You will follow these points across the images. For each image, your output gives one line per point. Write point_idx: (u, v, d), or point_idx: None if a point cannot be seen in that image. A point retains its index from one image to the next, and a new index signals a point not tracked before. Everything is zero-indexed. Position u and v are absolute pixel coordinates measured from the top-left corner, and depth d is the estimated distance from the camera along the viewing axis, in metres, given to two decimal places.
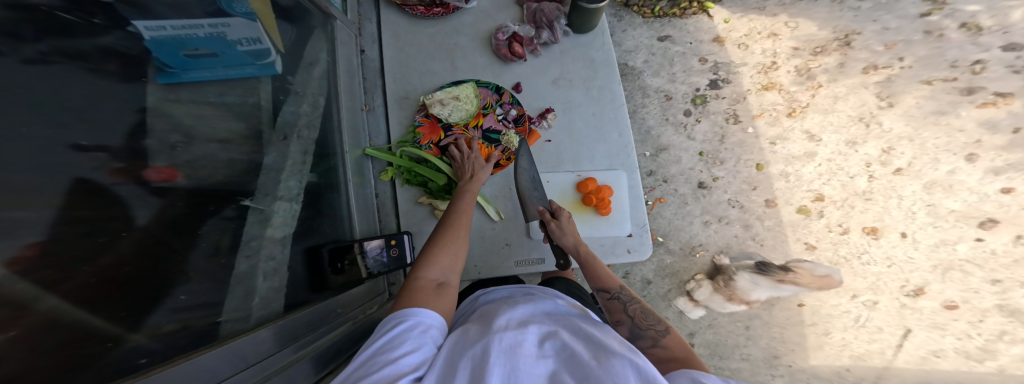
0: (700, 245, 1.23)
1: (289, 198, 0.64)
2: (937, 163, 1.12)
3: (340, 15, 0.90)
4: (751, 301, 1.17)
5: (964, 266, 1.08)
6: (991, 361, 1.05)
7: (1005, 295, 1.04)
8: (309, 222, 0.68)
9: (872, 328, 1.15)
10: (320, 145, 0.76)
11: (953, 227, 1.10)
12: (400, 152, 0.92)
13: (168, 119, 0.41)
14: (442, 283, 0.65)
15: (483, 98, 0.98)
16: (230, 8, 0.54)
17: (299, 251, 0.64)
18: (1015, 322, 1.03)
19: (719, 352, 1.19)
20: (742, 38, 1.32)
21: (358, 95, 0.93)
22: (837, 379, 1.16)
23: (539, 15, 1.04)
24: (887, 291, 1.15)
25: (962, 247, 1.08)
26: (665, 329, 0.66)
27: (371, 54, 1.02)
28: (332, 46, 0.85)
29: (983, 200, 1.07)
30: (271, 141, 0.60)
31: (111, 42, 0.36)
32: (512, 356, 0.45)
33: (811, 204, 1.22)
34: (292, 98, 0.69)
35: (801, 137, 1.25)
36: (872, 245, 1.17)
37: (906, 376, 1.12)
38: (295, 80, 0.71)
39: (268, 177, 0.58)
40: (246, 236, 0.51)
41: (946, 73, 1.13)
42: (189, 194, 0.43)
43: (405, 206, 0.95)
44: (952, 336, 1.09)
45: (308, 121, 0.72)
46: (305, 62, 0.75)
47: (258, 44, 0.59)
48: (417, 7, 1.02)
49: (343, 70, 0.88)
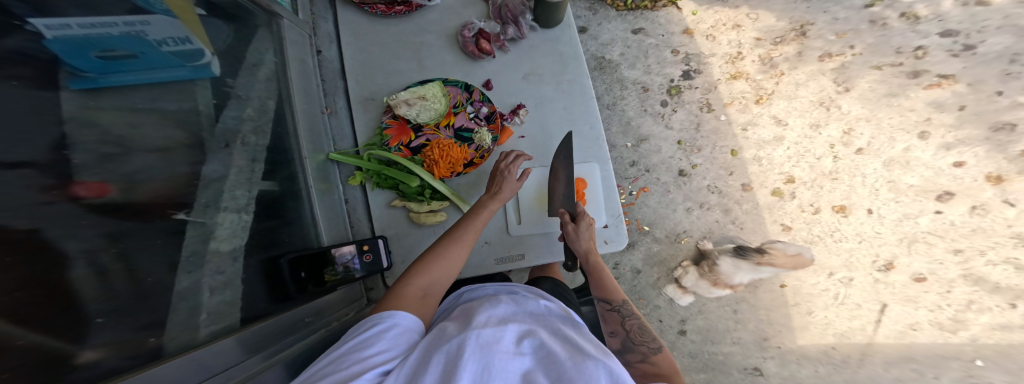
0: (684, 232, 1.24)
1: (236, 209, 0.55)
2: (894, 142, 1.19)
3: (288, 14, 0.81)
4: (734, 285, 1.17)
5: (927, 237, 1.14)
6: (964, 331, 1.10)
7: (967, 265, 1.10)
8: (264, 231, 0.61)
9: (851, 305, 1.17)
10: (274, 151, 0.69)
11: (913, 201, 1.16)
12: (367, 156, 0.88)
13: (95, 129, 0.35)
14: (429, 293, 0.62)
15: (453, 97, 0.93)
16: (149, 5, 0.47)
17: (256, 262, 0.58)
18: (979, 290, 1.09)
19: (710, 337, 1.20)
20: (710, 29, 1.31)
21: (317, 98, 0.86)
22: (825, 358, 1.17)
23: (504, 10, 0.99)
24: (861, 268, 1.18)
25: (923, 220, 1.15)
26: (656, 347, 0.65)
27: (329, 55, 0.95)
28: (281, 45, 0.77)
29: (938, 174, 1.15)
30: (213, 151, 0.52)
31: (20, 45, 0.30)
32: (487, 352, 0.42)
33: (784, 186, 1.25)
34: (234, 103, 0.60)
35: (769, 122, 1.26)
36: (842, 223, 1.20)
37: (887, 351, 1.15)
38: (237, 83, 0.62)
39: (208, 188, 0.50)
40: (189, 250, 0.44)
41: (893, 58, 1.20)
42: (126, 212, 0.37)
43: (378, 210, 0.90)
44: (924, 308, 1.14)
45: (252, 126, 0.63)
46: (247, 64, 0.66)
47: (188, 44, 0.52)
48: (377, 6, 0.95)
49: (297, 71, 0.80)
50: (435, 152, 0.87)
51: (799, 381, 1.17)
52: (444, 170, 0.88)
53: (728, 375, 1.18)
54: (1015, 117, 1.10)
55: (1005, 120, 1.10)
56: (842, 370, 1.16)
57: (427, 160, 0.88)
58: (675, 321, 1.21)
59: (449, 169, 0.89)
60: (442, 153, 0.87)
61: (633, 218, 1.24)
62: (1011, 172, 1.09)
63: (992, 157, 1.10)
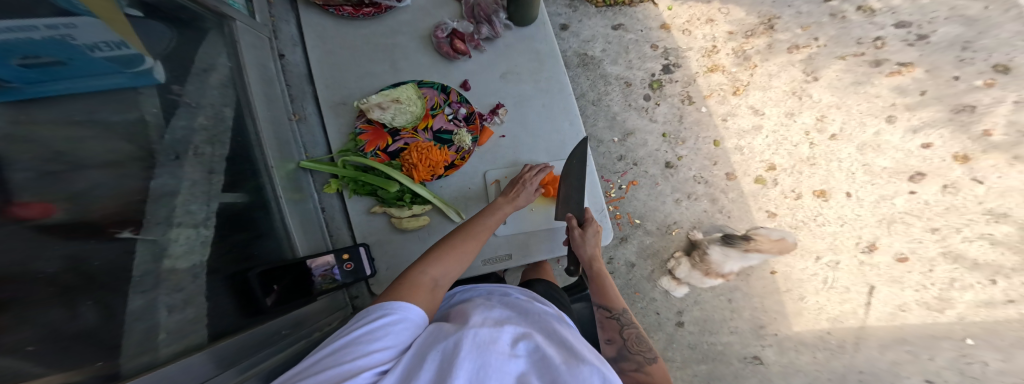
0: (675, 223, 1.25)
1: (191, 224, 0.50)
2: (865, 127, 1.22)
3: (244, 17, 0.76)
4: (726, 274, 1.18)
5: (904, 218, 1.15)
6: (951, 309, 1.09)
7: (944, 243, 1.11)
8: (233, 243, 0.57)
9: (840, 288, 1.16)
10: (235, 162, 0.63)
11: (888, 183, 1.18)
12: (342, 162, 0.84)
13: (38, 145, 0.32)
14: (439, 285, 0.59)
15: (430, 99, 0.90)
16: (71, 6, 0.41)
17: (221, 278, 0.53)
18: (960, 268, 1.09)
19: (708, 327, 1.18)
20: (684, 24, 1.36)
21: (282, 105, 0.81)
22: (821, 344, 1.15)
23: (476, 9, 0.97)
24: (846, 250, 1.17)
25: (898, 201, 1.16)
26: (653, 357, 0.65)
27: (294, 59, 0.92)
28: (236, 49, 0.71)
29: (908, 156, 1.18)
30: (163, 164, 0.47)
31: None
32: (483, 351, 0.40)
33: (766, 173, 1.25)
34: (184, 111, 0.54)
35: (747, 112, 1.29)
36: (823, 207, 1.20)
37: (880, 334, 1.12)
38: (186, 89, 0.56)
39: (159, 202, 0.45)
40: (140, 269, 0.40)
41: (855, 49, 1.26)
42: (67, 233, 0.33)
43: (357, 218, 0.86)
44: (911, 288, 1.12)
45: (206, 137, 0.57)
46: (197, 68, 0.59)
47: (126, 48, 0.47)
48: (345, 8, 0.93)
49: (257, 76, 0.75)
50: (414, 155, 0.83)
51: (798, 368, 1.14)
52: (424, 173, 0.84)
53: (728, 365, 1.16)
54: (975, 98, 1.15)
55: (966, 102, 1.15)
56: (840, 355, 1.13)
57: (405, 164, 0.84)
58: (672, 313, 1.20)
59: (429, 172, 0.85)
60: (423, 155, 0.83)
61: (624, 211, 1.25)
62: (976, 151, 1.13)
63: (957, 138, 1.15)
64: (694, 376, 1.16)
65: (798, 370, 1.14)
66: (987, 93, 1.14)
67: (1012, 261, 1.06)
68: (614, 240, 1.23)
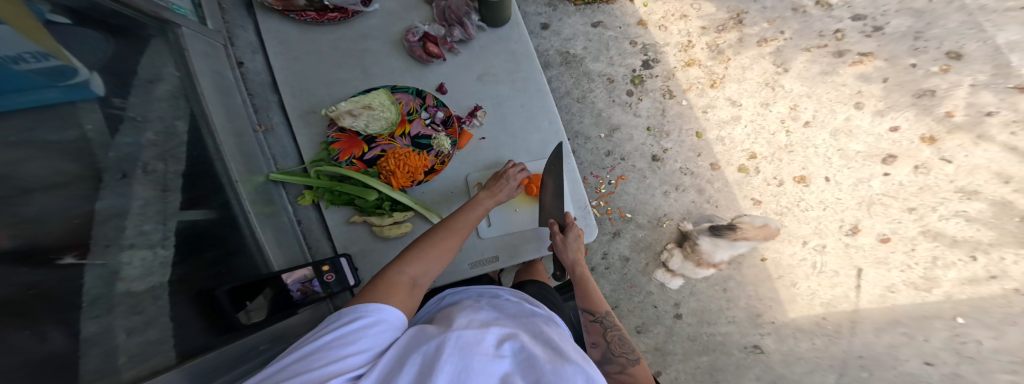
0: (665, 215, 1.25)
1: (146, 245, 0.46)
2: (835, 113, 1.24)
3: (195, 26, 0.72)
4: (717, 263, 1.17)
5: (882, 199, 1.17)
6: (938, 288, 1.10)
7: (922, 222, 1.13)
8: (195, 261, 0.54)
9: (829, 272, 1.17)
10: (194, 177, 0.58)
11: (863, 166, 1.21)
12: (315, 172, 0.81)
13: None
14: (418, 284, 0.57)
15: (405, 104, 0.87)
16: None
17: (184, 299, 0.50)
18: (940, 245, 1.11)
19: (707, 318, 1.18)
20: (660, 20, 1.38)
21: (244, 115, 0.78)
22: (818, 330, 1.14)
23: (447, 12, 0.95)
24: (830, 234, 1.19)
25: (875, 183, 1.19)
26: (635, 357, 0.64)
27: (255, 67, 0.87)
28: (185, 58, 0.66)
29: (879, 139, 1.21)
30: (110, 185, 0.44)
31: None
32: (466, 352, 0.38)
33: (748, 162, 1.26)
34: (130, 127, 0.49)
35: (725, 104, 1.30)
36: (805, 192, 1.22)
37: (874, 316, 1.12)
38: (130, 102, 0.51)
39: (106, 223, 0.41)
40: (90, 295, 0.36)
41: (817, 41, 1.29)
42: (23, 255, 0.31)
43: (337, 229, 0.83)
44: (896, 269, 1.14)
45: (157, 152, 0.52)
46: (141, 78, 0.54)
47: (47, 60, 0.39)
48: (307, 13, 0.89)
49: (212, 86, 0.71)
50: (391, 162, 0.80)
51: (799, 355, 1.14)
52: (402, 179, 0.81)
53: (729, 356, 1.15)
54: (934, 83, 1.19)
55: (926, 88, 1.19)
56: (838, 341, 1.13)
57: (383, 172, 0.81)
58: (670, 305, 1.20)
59: (409, 178, 0.82)
60: (400, 161, 0.81)
61: (615, 206, 1.26)
62: (941, 132, 1.17)
63: (921, 120, 1.19)
64: (696, 368, 1.15)
65: (799, 358, 1.13)
66: (944, 78, 1.18)
67: (987, 237, 1.09)
68: (607, 234, 1.24)
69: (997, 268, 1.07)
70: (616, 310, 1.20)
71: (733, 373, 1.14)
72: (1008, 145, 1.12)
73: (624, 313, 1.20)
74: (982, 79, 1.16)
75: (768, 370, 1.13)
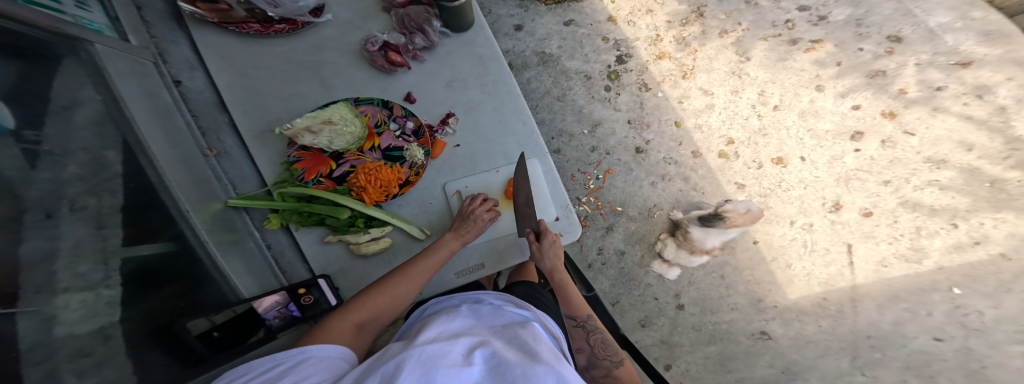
0: (655, 206, 1.25)
1: (85, 287, 0.42)
2: (799, 96, 1.27)
3: (115, 42, 0.63)
4: (710, 250, 1.17)
5: (858, 174, 1.20)
6: (927, 259, 1.12)
7: (898, 194, 1.17)
8: (151, 297, 0.50)
9: (821, 250, 1.17)
10: (136, 211, 0.53)
11: (835, 144, 1.23)
12: (279, 195, 0.75)
13: None
14: (364, 329, 0.58)
15: (371, 117, 0.82)
16: None
17: (141, 336, 0.47)
18: (920, 215, 1.15)
19: (709, 307, 1.17)
20: (628, 16, 1.40)
21: (190, 139, 0.72)
22: (820, 311, 1.13)
23: (406, 19, 0.90)
24: (815, 212, 1.19)
25: (849, 159, 1.21)
26: (619, 359, 0.68)
27: (195, 85, 0.81)
28: (106, 80, 0.56)
29: (844, 117, 1.24)
30: (33, 225, 0.38)
31: None
32: (430, 367, 0.34)
33: (727, 148, 1.27)
34: (50, 162, 0.43)
35: (699, 94, 1.31)
36: (784, 173, 1.23)
37: (874, 293, 1.12)
38: (45, 134, 0.43)
39: (34, 270, 0.36)
40: (27, 341, 0.33)
41: (772, 31, 1.32)
42: None
43: (311, 250, 0.76)
44: (884, 242, 1.15)
45: (85, 186, 0.46)
46: (54, 105, 0.46)
47: None
48: (250, 25, 0.86)
49: (146, 110, 0.63)
50: (361, 177, 0.74)
51: (807, 339, 1.12)
52: (375, 195, 0.75)
53: (737, 344, 1.13)
54: (883, 64, 1.25)
55: (876, 69, 1.25)
56: (842, 321, 1.11)
57: (354, 188, 0.76)
58: (670, 296, 1.19)
59: (382, 192, 0.76)
60: (371, 176, 0.74)
61: (605, 201, 1.25)
62: (900, 107, 1.22)
63: (879, 97, 1.24)
64: (706, 359, 1.13)
65: (808, 342, 1.11)
66: (891, 59, 1.24)
67: (964, 204, 1.14)
68: (600, 230, 1.23)
69: (978, 233, 1.12)
70: (618, 305, 1.19)
71: (744, 362, 1.12)
72: (962, 114, 1.19)
73: (626, 308, 1.19)
74: (925, 58, 1.24)
75: (778, 356, 1.11)
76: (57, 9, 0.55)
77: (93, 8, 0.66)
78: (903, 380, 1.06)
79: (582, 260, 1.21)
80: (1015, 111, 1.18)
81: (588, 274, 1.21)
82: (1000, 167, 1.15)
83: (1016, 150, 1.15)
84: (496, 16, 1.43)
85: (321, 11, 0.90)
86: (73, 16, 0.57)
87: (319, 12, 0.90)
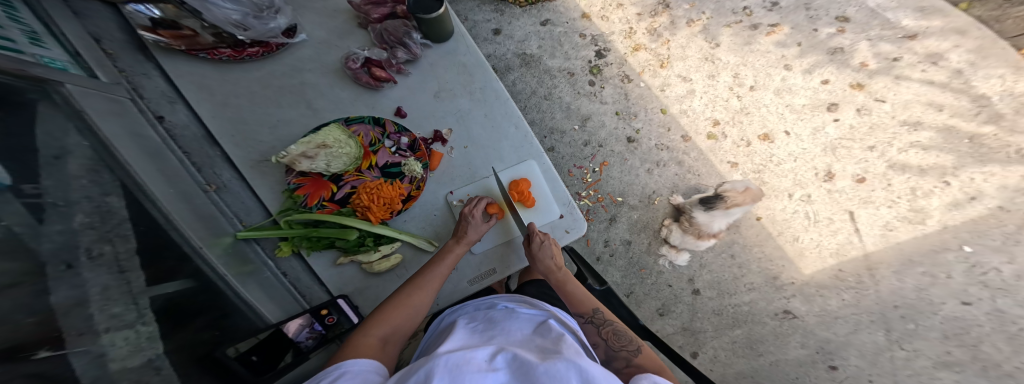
0: (654, 192, 1.25)
1: (123, 325, 0.41)
2: (772, 75, 1.29)
3: (84, 80, 0.60)
4: (716, 233, 1.17)
5: (843, 143, 1.22)
6: (930, 219, 1.14)
7: (885, 157, 1.19)
8: (184, 332, 0.49)
9: (825, 220, 1.18)
10: (153, 253, 0.51)
11: (814, 116, 1.25)
12: (286, 223, 0.71)
13: None
14: (390, 342, 0.55)
15: (364, 136, 0.79)
16: None
17: (190, 365, 0.47)
18: (910, 176, 1.17)
19: (725, 289, 1.16)
20: (602, 11, 1.41)
21: (188, 176, 0.70)
22: (836, 283, 1.13)
23: (385, 35, 0.89)
24: (810, 183, 1.20)
25: (830, 130, 1.23)
26: (635, 348, 0.63)
27: (178, 119, 0.78)
28: (88, 123, 0.53)
29: (817, 92, 1.26)
30: (56, 276, 0.36)
31: None
32: (456, 374, 0.33)
33: (713, 129, 1.28)
34: (58, 212, 0.41)
35: (679, 81, 1.33)
36: (773, 149, 1.24)
37: (886, 259, 1.13)
38: (44, 186, 0.41)
39: (70, 315, 0.36)
40: (89, 376, 0.34)
41: (733, 18, 1.35)
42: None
43: (324, 273, 0.74)
44: (884, 206, 1.17)
45: (97, 234, 0.44)
46: (43, 156, 0.43)
47: None
48: (221, 50, 0.84)
49: (137, 151, 0.60)
50: (363, 196, 0.72)
51: (834, 314, 1.11)
52: (380, 212, 0.73)
53: (763, 325, 1.13)
54: (839, 42, 1.29)
55: (834, 46, 1.29)
56: (865, 292, 1.11)
57: (358, 208, 0.73)
58: (685, 282, 1.18)
59: (387, 209, 0.74)
60: (373, 194, 0.73)
61: (605, 193, 1.25)
62: (864, 79, 1.25)
63: (842, 72, 1.27)
64: (733, 343, 1.13)
65: (836, 317, 1.11)
66: (845, 36, 1.29)
67: (950, 161, 1.16)
68: (604, 222, 1.23)
69: (973, 189, 1.14)
70: (632, 295, 1.19)
71: (774, 344, 1.11)
72: (924, 80, 1.23)
73: (641, 298, 1.18)
74: (875, 34, 1.28)
75: (809, 335, 1.10)
76: (13, 50, 0.51)
77: (50, 43, 0.62)
78: (948, 350, 1.05)
79: (590, 254, 1.21)
80: (971, 73, 1.21)
81: (599, 267, 1.21)
82: (975, 123, 1.18)
83: (984, 106, 1.19)
84: (473, 23, 1.43)
85: (293, 31, 0.89)
86: (32, 55, 0.53)
87: (292, 33, 0.88)
